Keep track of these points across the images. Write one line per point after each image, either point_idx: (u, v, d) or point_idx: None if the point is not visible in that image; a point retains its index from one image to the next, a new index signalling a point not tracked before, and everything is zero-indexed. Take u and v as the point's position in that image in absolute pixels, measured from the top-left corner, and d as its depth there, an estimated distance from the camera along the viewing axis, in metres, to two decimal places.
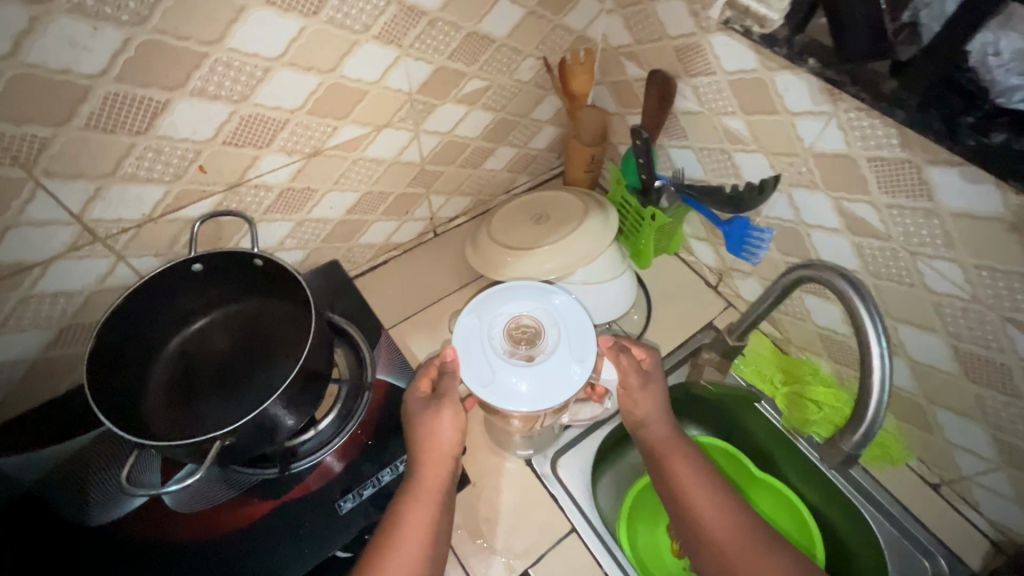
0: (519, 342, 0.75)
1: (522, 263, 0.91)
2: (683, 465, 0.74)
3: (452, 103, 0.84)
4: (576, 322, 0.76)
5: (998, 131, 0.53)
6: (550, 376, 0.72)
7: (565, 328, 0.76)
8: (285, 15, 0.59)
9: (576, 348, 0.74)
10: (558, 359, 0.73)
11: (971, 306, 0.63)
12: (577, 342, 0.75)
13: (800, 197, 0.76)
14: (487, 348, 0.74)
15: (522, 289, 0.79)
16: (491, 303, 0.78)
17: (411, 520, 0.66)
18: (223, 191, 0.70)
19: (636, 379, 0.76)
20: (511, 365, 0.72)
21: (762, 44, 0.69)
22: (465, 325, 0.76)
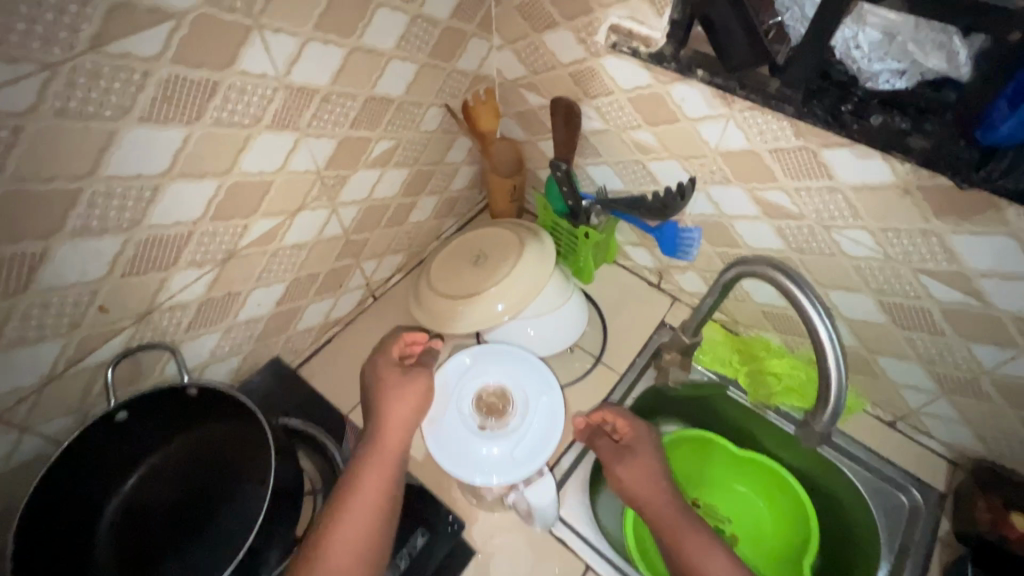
0: (489, 404, 0.84)
1: (472, 311, 0.89)
2: (686, 532, 0.73)
3: (364, 170, 0.81)
4: (532, 438, 0.81)
5: (875, 112, 0.58)
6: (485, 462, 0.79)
7: (534, 428, 0.82)
8: (164, 128, 0.54)
9: (526, 455, 0.79)
10: (505, 445, 0.80)
11: (887, 265, 0.69)
12: (525, 448, 0.80)
13: (718, 193, 0.80)
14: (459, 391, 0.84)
15: (526, 366, 0.87)
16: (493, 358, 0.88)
17: (370, 481, 0.70)
18: (134, 325, 0.63)
19: (614, 455, 0.81)
20: (465, 419, 0.82)
21: (652, 62, 0.72)
22: (460, 361, 0.87)
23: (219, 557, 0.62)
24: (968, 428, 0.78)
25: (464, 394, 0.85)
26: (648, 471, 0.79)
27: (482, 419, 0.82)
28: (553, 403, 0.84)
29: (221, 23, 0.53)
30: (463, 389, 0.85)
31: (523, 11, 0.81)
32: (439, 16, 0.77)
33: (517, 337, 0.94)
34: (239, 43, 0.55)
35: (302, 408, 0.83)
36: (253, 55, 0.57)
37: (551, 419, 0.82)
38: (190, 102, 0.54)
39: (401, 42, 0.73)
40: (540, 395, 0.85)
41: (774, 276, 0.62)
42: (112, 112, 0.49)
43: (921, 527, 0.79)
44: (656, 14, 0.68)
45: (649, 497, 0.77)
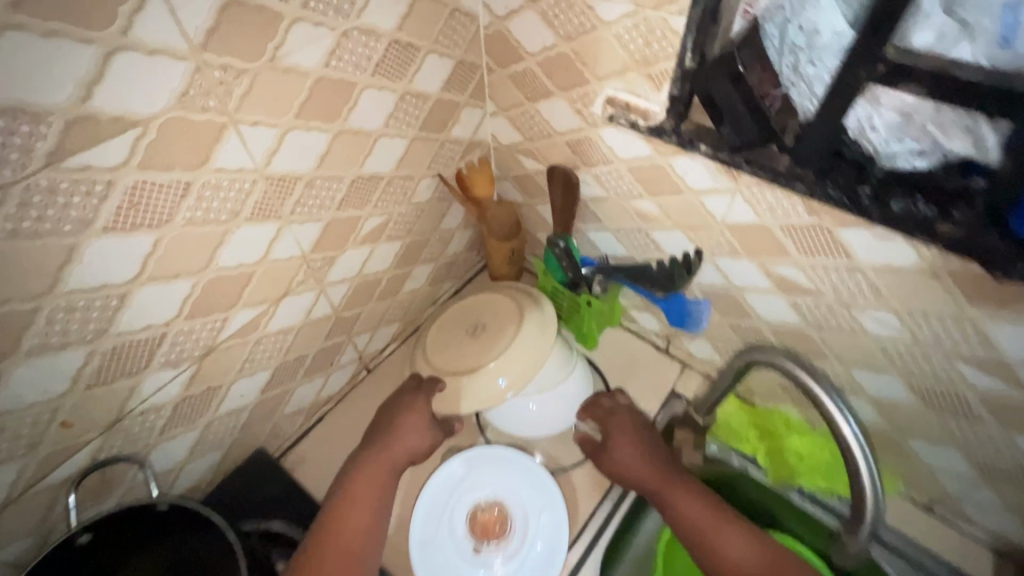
0: (480, 519, 0.83)
1: (470, 391, 0.80)
2: (681, 500, 0.75)
3: (353, 248, 0.77)
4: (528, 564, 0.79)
5: (896, 197, 0.54)
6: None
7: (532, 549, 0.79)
8: (131, 235, 0.50)
9: None
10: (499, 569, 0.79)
11: (915, 346, 0.63)
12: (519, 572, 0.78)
13: (727, 265, 0.75)
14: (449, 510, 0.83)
15: (525, 478, 0.85)
16: (492, 467, 0.86)
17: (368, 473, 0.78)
18: (101, 435, 0.58)
19: (611, 429, 0.84)
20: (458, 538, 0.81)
21: (651, 135, 0.68)
22: (449, 470, 0.86)
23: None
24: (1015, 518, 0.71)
25: (461, 506, 0.84)
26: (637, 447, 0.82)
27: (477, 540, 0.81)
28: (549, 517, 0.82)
29: (192, 123, 0.50)
30: (454, 506, 0.84)
31: (516, 80, 0.79)
32: (429, 90, 0.74)
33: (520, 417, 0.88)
34: (213, 141, 0.52)
35: (289, 503, 0.77)
36: (228, 151, 0.54)
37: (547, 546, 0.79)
38: (160, 205, 0.51)
39: (389, 120, 0.70)
40: (540, 512, 0.82)
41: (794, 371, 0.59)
42: (72, 226, 0.46)
43: None
44: (654, 88, 0.65)
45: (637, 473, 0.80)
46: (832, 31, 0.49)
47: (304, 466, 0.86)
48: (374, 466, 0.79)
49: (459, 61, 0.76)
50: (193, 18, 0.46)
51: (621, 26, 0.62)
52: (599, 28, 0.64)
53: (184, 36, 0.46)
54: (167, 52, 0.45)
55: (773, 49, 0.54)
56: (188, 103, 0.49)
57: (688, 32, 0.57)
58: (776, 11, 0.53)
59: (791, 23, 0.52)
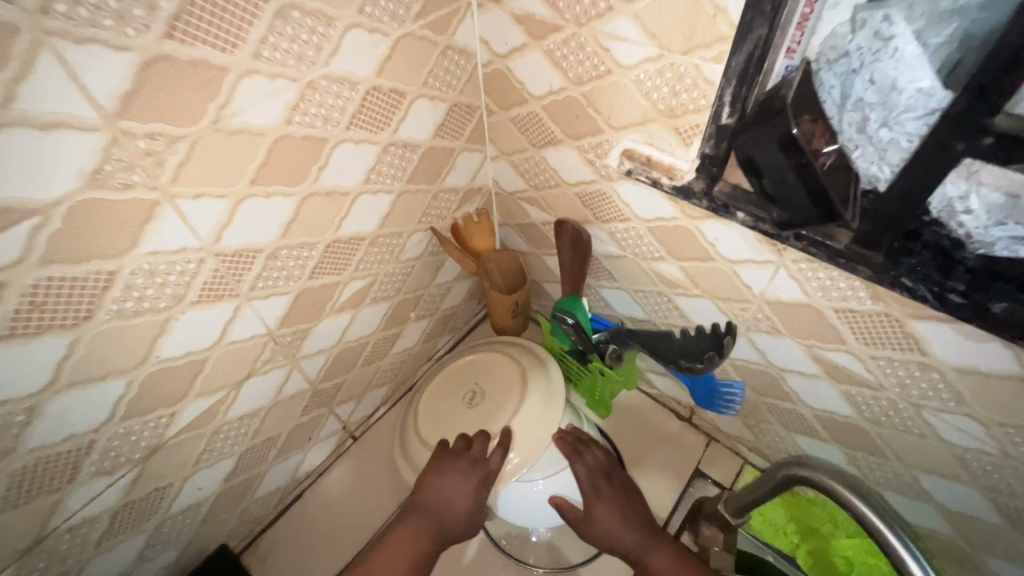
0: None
1: (496, 479, 0.67)
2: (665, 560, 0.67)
3: (331, 316, 0.67)
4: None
5: (998, 297, 0.42)
6: None
7: None
8: (39, 338, 0.41)
9: None
10: None
11: (1004, 462, 0.51)
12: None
13: (764, 342, 0.64)
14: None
15: None
16: None
17: (399, 549, 0.66)
18: (18, 560, 0.49)
19: (593, 486, 0.71)
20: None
21: (677, 196, 0.58)
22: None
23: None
24: None
25: None
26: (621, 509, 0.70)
27: None
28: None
29: (113, 204, 0.41)
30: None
31: (520, 124, 0.69)
32: (417, 139, 0.64)
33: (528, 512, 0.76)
34: (143, 220, 0.43)
35: None
36: (163, 230, 0.45)
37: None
38: (75, 300, 0.42)
39: (370, 175, 0.61)
40: None
41: (845, 496, 0.48)
42: None
43: None
44: (682, 143, 0.55)
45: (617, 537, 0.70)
46: (915, 88, 0.39)
47: (277, 555, 0.76)
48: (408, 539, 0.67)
49: (454, 104, 0.66)
50: (103, 80, 0.36)
51: (642, 71, 0.52)
52: (616, 72, 0.54)
53: (94, 104, 0.37)
54: (71, 124, 0.36)
55: (831, 105, 0.43)
56: (104, 181, 0.40)
57: (727, 82, 0.46)
58: (838, 57, 0.42)
59: (859, 75, 0.41)
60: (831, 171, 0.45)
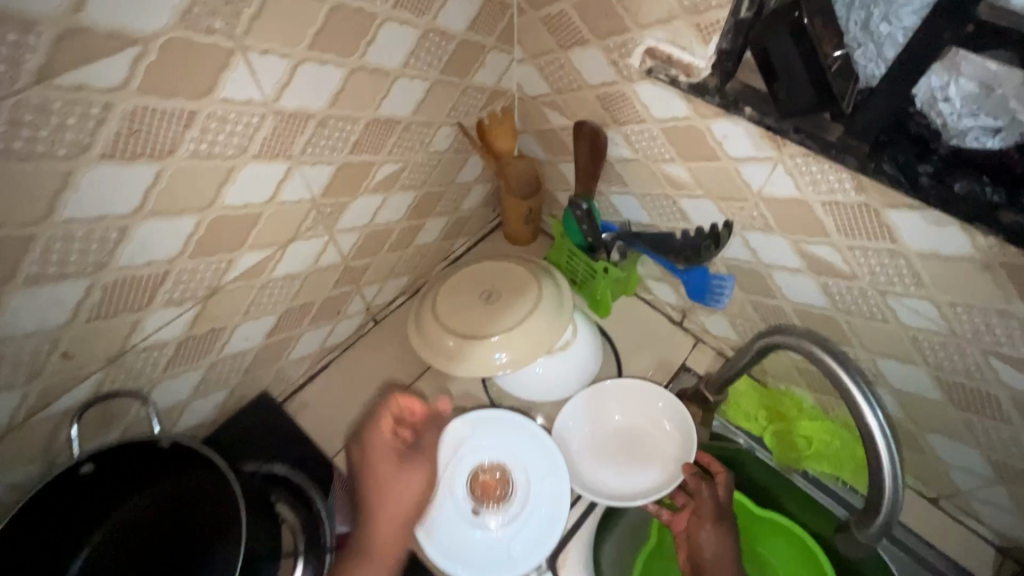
0: (488, 487, 0.78)
1: (489, 362, 0.81)
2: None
3: (365, 196, 0.74)
4: (539, 549, 0.73)
5: (959, 178, 0.49)
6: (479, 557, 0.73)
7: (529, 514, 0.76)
8: (131, 163, 0.47)
9: (519, 546, 0.74)
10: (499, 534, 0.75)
11: (950, 340, 0.60)
12: (526, 557, 0.73)
13: (757, 240, 0.71)
14: (456, 478, 0.78)
15: (512, 434, 0.80)
16: (489, 429, 0.81)
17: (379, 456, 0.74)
18: (104, 369, 0.58)
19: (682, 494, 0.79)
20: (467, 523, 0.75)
21: (692, 94, 0.63)
22: (455, 429, 0.81)
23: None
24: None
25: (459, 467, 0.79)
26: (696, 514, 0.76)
27: (477, 503, 0.76)
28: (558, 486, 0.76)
29: (197, 47, 0.46)
30: (458, 475, 0.78)
31: (549, 24, 0.73)
32: (453, 29, 0.68)
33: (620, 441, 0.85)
34: (220, 67, 0.49)
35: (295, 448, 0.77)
36: (236, 80, 0.50)
37: (551, 537, 0.73)
38: (161, 134, 0.48)
39: (409, 59, 0.66)
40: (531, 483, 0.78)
41: (819, 356, 0.54)
42: (67, 150, 0.43)
43: None
44: (701, 41, 0.59)
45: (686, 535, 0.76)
46: None
47: (309, 412, 0.86)
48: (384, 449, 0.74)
49: None
50: None
51: None
52: None
53: None
54: None
55: (841, 6, 0.51)
56: (192, 24, 0.45)
57: None
58: None
59: None
60: (835, 75, 0.52)
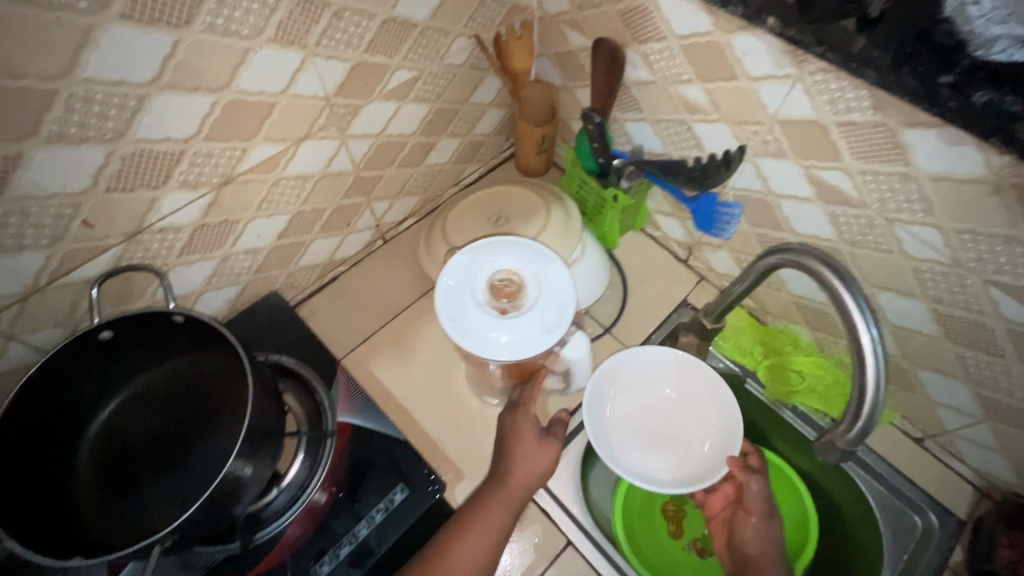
0: (505, 287, 0.70)
1: None
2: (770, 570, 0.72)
3: (379, 102, 0.74)
4: (566, 290, 0.70)
5: (980, 90, 0.48)
6: (510, 333, 0.68)
7: (546, 296, 0.70)
8: (148, 29, 0.48)
9: (548, 319, 0.69)
10: (526, 321, 0.69)
11: (953, 271, 0.60)
12: (557, 306, 0.69)
13: (768, 167, 0.71)
14: (472, 296, 0.70)
15: (517, 249, 0.72)
16: (492, 249, 0.73)
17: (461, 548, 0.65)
18: (122, 243, 0.60)
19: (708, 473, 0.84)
20: (487, 311, 0.69)
21: (714, 5, 0.61)
22: (457, 261, 0.72)
23: (187, 502, 0.61)
24: (1005, 459, 0.71)
25: (472, 281, 0.71)
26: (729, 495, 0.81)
27: (493, 297, 0.70)
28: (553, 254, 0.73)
29: None
30: (472, 284, 0.71)
31: None
32: None
33: (659, 429, 0.82)
34: None
35: (301, 348, 0.81)
36: None
37: (567, 276, 0.71)
38: (179, 2, 0.48)
39: None
40: (543, 271, 0.71)
41: (818, 269, 0.54)
42: (87, 4, 0.44)
43: (932, 551, 0.73)
44: None
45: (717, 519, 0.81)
46: None
47: (317, 319, 0.89)
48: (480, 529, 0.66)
49: None
50: None
51: None
52: None
53: None
54: None
55: None
56: None
57: None
58: None
59: None
60: None
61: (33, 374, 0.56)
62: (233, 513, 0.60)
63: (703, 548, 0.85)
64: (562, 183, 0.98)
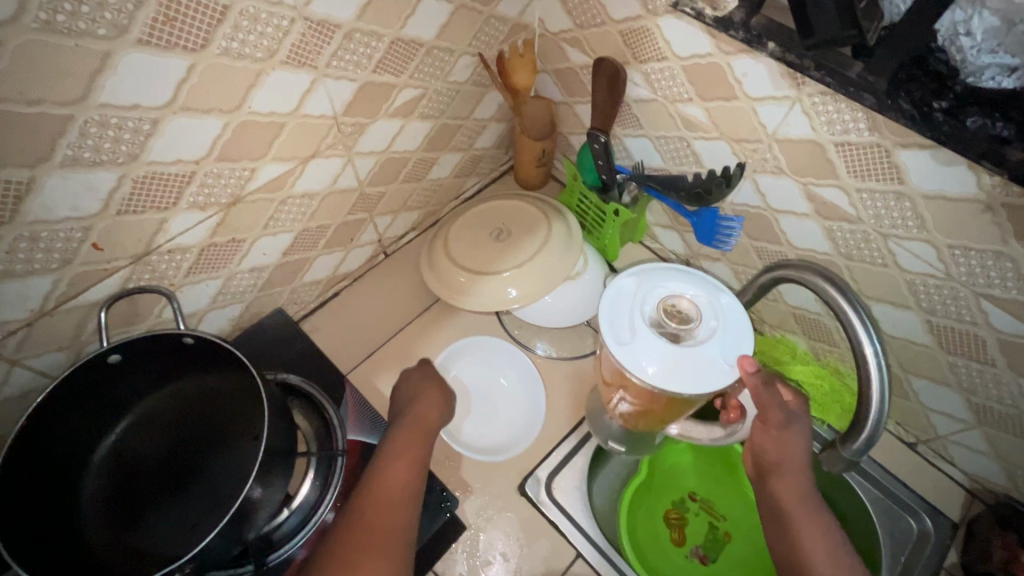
0: (684, 312, 0.60)
1: (499, 296, 0.83)
2: (790, 484, 0.60)
3: (385, 120, 0.74)
4: (743, 321, 0.60)
5: (972, 114, 0.51)
6: (671, 364, 0.57)
7: (727, 327, 0.60)
8: (166, 54, 0.48)
9: (722, 352, 0.58)
10: (699, 352, 0.58)
11: (945, 284, 0.63)
12: (735, 341, 0.59)
13: (766, 183, 0.73)
14: (639, 315, 0.60)
15: (695, 273, 0.63)
16: (662, 271, 0.64)
17: (383, 483, 0.60)
18: (130, 265, 0.60)
19: (777, 414, 0.60)
20: (665, 336, 0.59)
21: (716, 28, 0.63)
22: (622, 284, 0.63)
23: (199, 527, 0.61)
24: (996, 463, 0.73)
25: (644, 304, 0.61)
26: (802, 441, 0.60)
27: (675, 319, 0.60)
28: (703, 272, 0.64)
29: None
30: (646, 304, 0.61)
31: None
32: None
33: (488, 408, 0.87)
34: None
35: (307, 365, 0.81)
36: None
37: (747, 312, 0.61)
38: (195, 27, 0.48)
39: None
40: (722, 297, 0.61)
41: (821, 285, 0.56)
42: (106, 31, 0.44)
43: (928, 554, 0.76)
44: None
45: (802, 515, 0.59)
46: None
47: (320, 335, 0.89)
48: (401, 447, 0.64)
49: None
50: None
51: None
52: None
53: None
54: None
55: None
56: None
57: None
58: None
59: None
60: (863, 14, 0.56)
61: (41, 401, 0.55)
62: (247, 537, 0.59)
63: (704, 555, 0.83)
64: (563, 195, 0.99)
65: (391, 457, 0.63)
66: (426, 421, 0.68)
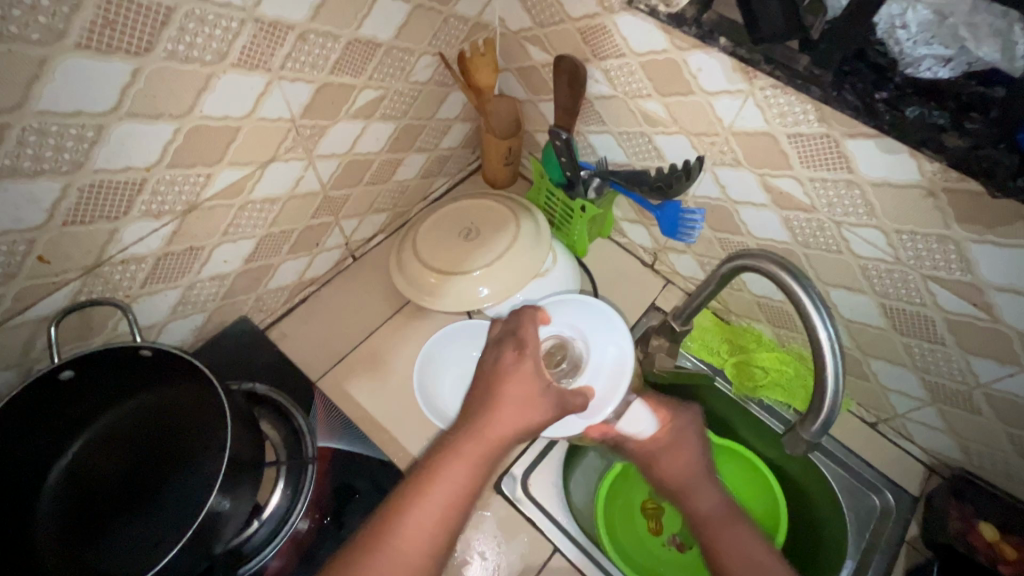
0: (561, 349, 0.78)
1: (467, 296, 0.84)
2: (702, 497, 0.73)
3: (345, 121, 0.73)
4: (618, 352, 0.75)
5: (911, 104, 0.53)
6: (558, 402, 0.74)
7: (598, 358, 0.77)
8: (108, 58, 0.47)
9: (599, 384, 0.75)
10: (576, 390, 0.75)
11: (896, 268, 0.65)
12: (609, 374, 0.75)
13: (726, 175, 0.75)
14: None
15: (573, 310, 0.80)
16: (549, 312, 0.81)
17: (419, 508, 0.55)
18: (80, 277, 0.58)
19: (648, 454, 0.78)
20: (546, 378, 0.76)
21: (670, 25, 0.64)
22: None
23: (164, 543, 0.60)
24: (950, 437, 0.77)
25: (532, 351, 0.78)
26: (692, 456, 0.77)
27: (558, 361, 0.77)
28: (585, 305, 0.81)
29: None
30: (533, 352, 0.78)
31: None
32: None
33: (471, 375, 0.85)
34: None
35: (275, 374, 0.79)
36: None
37: (620, 342, 0.76)
38: (138, 31, 0.47)
39: None
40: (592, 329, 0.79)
41: (777, 273, 0.57)
42: (41, 35, 0.43)
43: (891, 528, 0.79)
44: None
45: (718, 525, 0.69)
46: None
47: (288, 342, 0.87)
48: (455, 464, 0.56)
49: None
50: None
51: None
52: None
53: None
54: None
55: None
56: None
57: None
58: None
59: None
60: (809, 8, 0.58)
61: None
62: (214, 551, 0.58)
63: (682, 542, 0.85)
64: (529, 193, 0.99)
65: (427, 486, 0.55)
66: (500, 423, 0.58)
